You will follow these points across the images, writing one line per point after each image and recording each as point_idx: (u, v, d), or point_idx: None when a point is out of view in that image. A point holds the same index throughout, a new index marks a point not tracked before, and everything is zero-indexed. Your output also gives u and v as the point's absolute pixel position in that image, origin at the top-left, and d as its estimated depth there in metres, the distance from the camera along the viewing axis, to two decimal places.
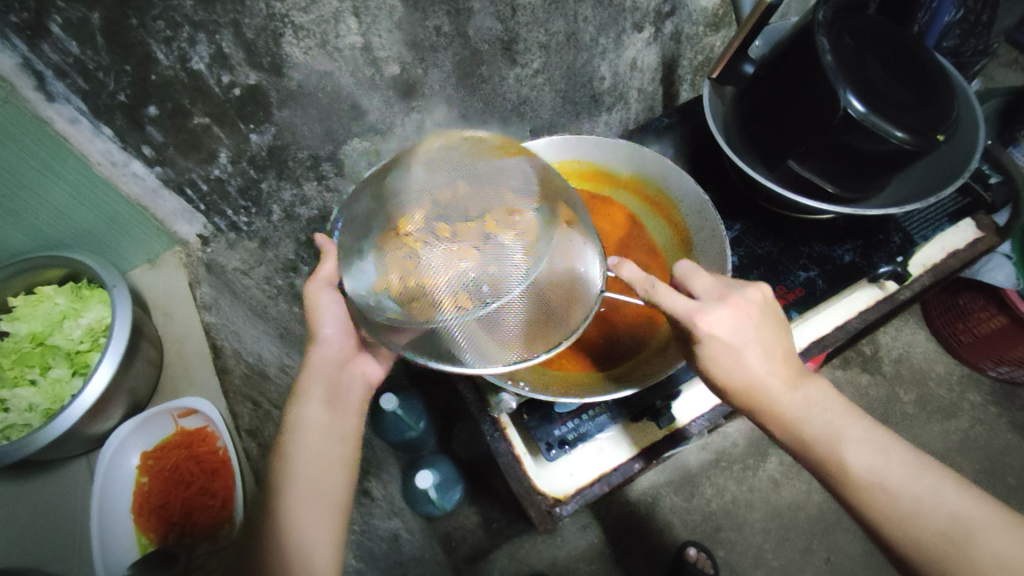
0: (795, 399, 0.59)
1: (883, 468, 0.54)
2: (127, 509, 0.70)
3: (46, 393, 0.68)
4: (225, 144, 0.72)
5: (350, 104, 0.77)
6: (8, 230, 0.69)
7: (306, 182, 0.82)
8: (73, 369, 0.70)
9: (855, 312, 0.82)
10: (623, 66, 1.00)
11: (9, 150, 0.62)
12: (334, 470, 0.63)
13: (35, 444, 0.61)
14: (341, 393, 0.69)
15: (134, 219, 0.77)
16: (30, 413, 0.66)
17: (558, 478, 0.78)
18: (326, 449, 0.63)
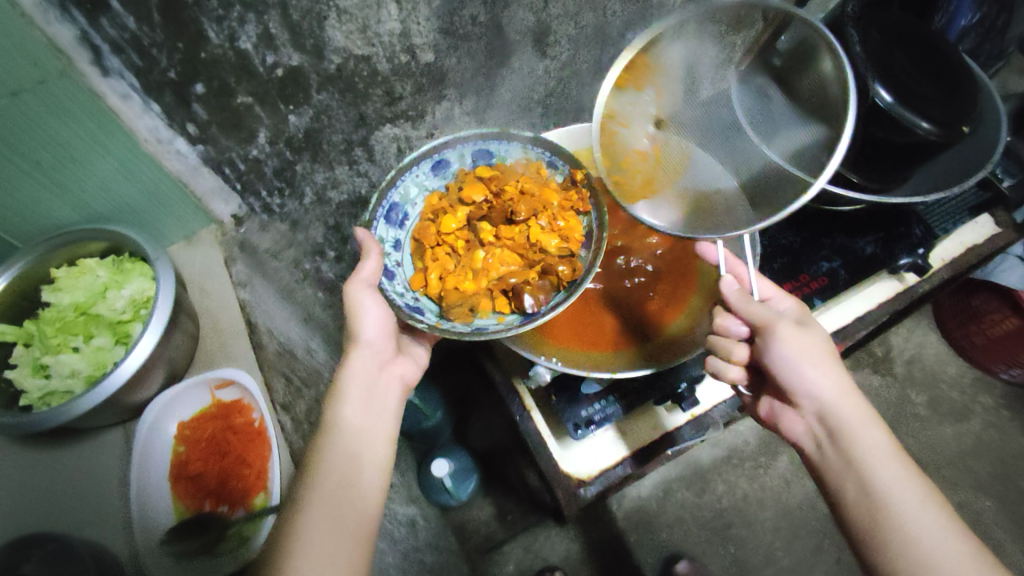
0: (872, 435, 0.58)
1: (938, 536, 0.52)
2: (165, 475, 0.72)
3: (89, 359, 0.71)
4: (265, 124, 0.73)
5: (386, 90, 0.79)
6: (55, 202, 0.72)
7: (339, 166, 0.84)
8: (116, 338, 0.73)
9: (876, 303, 0.83)
10: None
11: (63, 123, 0.64)
12: (373, 468, 0.64)
13: (77, 410, 0.63)
14: (377, 392, 0.70)
15: (175, 195, 0.80)
16: (73, 379, 0.69)
17: (585, 460, 0.79)
18: (358, 453, 0.64)
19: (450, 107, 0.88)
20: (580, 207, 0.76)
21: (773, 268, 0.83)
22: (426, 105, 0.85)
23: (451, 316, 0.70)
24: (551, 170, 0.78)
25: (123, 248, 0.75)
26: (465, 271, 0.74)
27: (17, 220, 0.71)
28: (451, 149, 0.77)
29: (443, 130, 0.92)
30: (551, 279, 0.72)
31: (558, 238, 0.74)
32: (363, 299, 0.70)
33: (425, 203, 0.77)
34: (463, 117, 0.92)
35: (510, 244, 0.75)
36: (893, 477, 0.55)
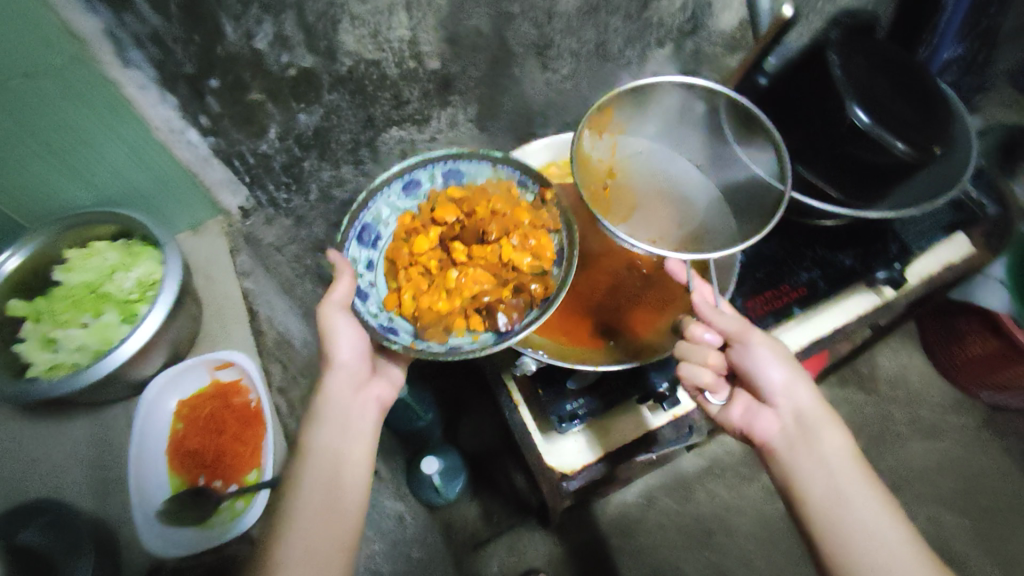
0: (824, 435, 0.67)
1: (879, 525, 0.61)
2: (161, 450, 0.75)
3: (96, 336, 0.74)
4: (275, 120, 0.77)
5: (393, 93, 0.83)
6: (68, 183, 0.75)
7: (344, 164, 0.88)
8: (123, 316, 0.76)
9: (854, 315, 0.86)
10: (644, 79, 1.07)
11: (84, 108, 0.68)
12: (353, 491, 0.66)
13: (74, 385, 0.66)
14: (355, 414, 0.71)
15: (183, 183, 0.83)
16: (79, 353, 0.72)
17: (569, 452, 0.82)
18: (336, 476, 0.65)
19: (454, 114, 0.92)
20: (551, 229, 0.79)
21: (755, 277, 0.86)
22: (431, 110, 0.89)
23: (429, 337, 0.73)
24: (522, 190, 0.81)
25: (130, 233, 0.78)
26: (439, 290, 0.75)
27: (34, 198, 0.74)
28: (421, 170, 0.80)
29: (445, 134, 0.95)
30: (524, 296, 0.76)
31: (530, 257, 0.77)
32: (335, 320, 0.70)
33: (396, 224, 0.79)
34: (465, 123, 0.95)
35: (483, 262, 0.77)
36: (856, 480, 0.63)
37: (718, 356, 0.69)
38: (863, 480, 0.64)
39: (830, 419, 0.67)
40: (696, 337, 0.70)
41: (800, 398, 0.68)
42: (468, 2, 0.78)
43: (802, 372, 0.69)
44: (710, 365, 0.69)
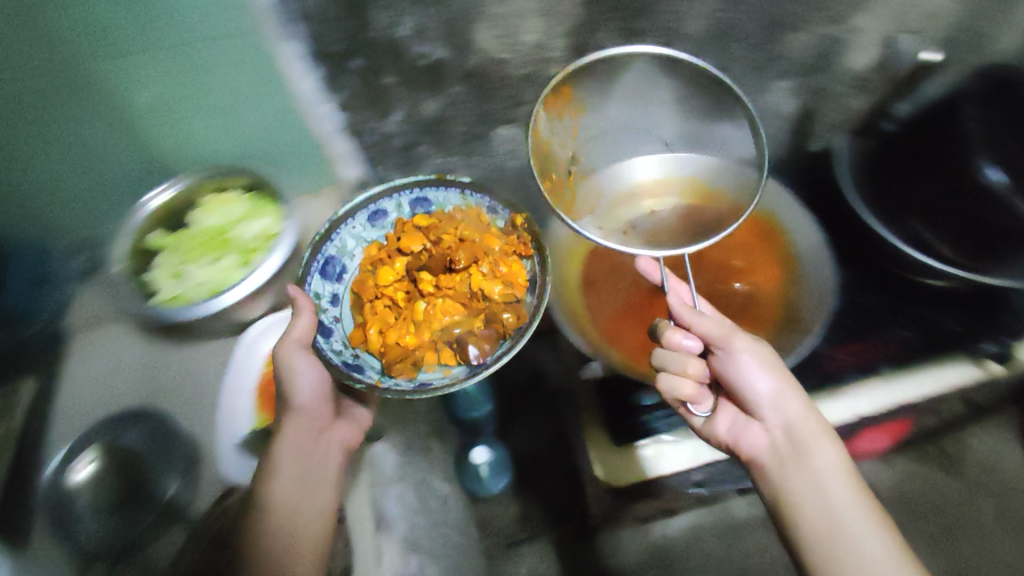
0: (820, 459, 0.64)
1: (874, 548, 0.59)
2: (250, 391, 0.80)
3: (215, 276, 0.81)
4: (401, 104, 0.83)
5: (513, 93, 0.86)
6: (219, 136, 0.83)
7: (454, 155, 0.92)
8: (240, 262, 0.82)
9: (944, 385, 0.79)
10: (764, 111, 1.00)
11: (242, 69, 0.75)
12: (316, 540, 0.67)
13: (191, 313, 0.78)
14: (316, 462, 0.72)
15: (312, 153, 0.89)
16: (198, 290, 0.80)
17: (626, 466, 0.80)
18: (296, 521, 0.67)
19: None
20: (523, 254, 0.81)
21: (845, 326, 0.84)
22: None
23: (395, 372, 0.75)
24: (489, 217, 0.85)
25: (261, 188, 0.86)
26: (408, 322, 0.79)
27: (184, 151, 0.83)
28: (386, 203, 0.84)
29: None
30: (495, 326, 0.78)
31: (501, 284, 0.81)
32: (298, 362, 0.71)
33: (362, 255, 0.83)
34: None
35: (452, 292, 0.81)
36: (848, 500, 0.61)
37: (697, 365, 0.66)
38: (855, 499, 0.61)
39: (820, 433, 0.66)
40: (675, 343, 0.68)
41: (789, 410, 0.67)
42: (600, 12, 0.81)
43: (791, 383, 0.67)
44: (689, 375, 0.66)
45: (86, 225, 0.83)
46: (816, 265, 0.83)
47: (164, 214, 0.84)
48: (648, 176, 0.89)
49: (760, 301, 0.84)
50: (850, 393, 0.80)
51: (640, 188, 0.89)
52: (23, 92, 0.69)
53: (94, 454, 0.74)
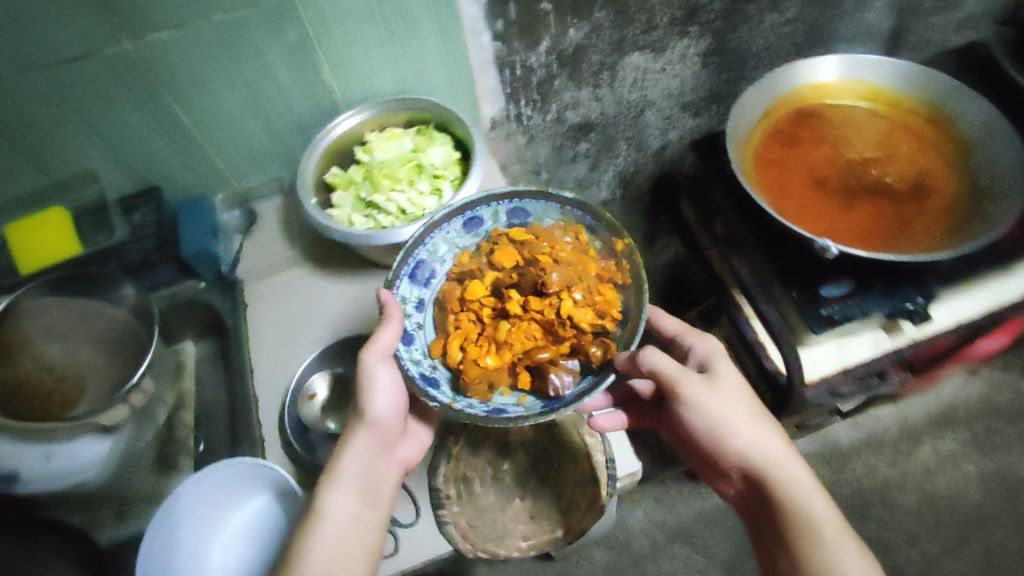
0: (714, 397, 0.59)
1: (847, 556, 0.52)
2: None
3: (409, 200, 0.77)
4: (550, 34, 0.86)
5: (649, 16, 0.89)
6: (381, 71, 0.80)
7: (585, 88, 0.96)
8: (433, 189, 0.77)
9: (1000, 300, 0.84)
10: (853, 33, 1.05)
11: (420, 14, 0.75)
12: (345, 573, 0.53)
13: (372, 242, 0.72)
14: (375, 477, 0.58)
15: (464, 89, 0.88)
16: (392, 213, 0.76)
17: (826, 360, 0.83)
18: (354, 541, 0.54)
19: (687, 46, 0.97)
20: (616, 278, 0.66)
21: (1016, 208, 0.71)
22: (670, 39, 0.94)
23: (465, 391, 0.62)
24: (591, 235, 0.68)
25: (449, 131, 0.82)
26: (484, 343, 0.64)
27: (360, 95, 0.82)
28: (483, 207, 0.70)
29: (667, 70, 0.99)
30: (581, 355, 0.64)
31: (594, 313, 0.64)
32: (375, 399, 0.59)
33: (451, 266, 0.70)
34: (695, 58, 0.99)
35: (538, 317, 0.65)
36: (824, 507, 0.54)
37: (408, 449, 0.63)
38: (842, 534, 0.54)
39: (755, 420, 0.59)
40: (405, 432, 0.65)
41: (708, 407, 0.59)
42: None
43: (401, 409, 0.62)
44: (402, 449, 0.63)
45: (246, 177, 0.86)
46: (958, 99, 0.80)
47: (355, 137, 0.81)
48: (831, 78, 0.85)
49: (930, 158, 0.80)
50: (952, 299, 0.85)
51: (820, 89, 0.85)
52: (210, 44, 0.69)
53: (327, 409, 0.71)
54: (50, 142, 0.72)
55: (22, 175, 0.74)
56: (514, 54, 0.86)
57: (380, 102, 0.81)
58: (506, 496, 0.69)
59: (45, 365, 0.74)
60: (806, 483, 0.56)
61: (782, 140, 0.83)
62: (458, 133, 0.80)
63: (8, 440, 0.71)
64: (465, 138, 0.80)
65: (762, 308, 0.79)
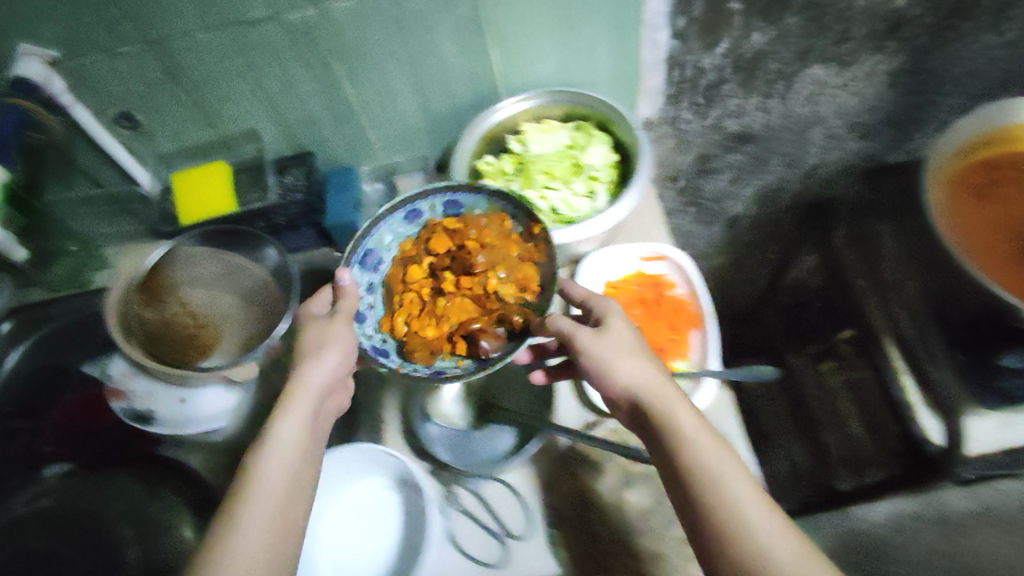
0: (604, 341, 0.54)
1: (744, 506, 0.44)
2: None
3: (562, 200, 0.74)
4: (732, 35, 0.80)
5: (844, 27, 0.81)
6: (549, 61, 0.77)
7: (753, 95, 0.89)
8: (589, 190, 0.74)
9: None
10: None
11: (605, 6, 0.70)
12: (290, 498, 0.50)
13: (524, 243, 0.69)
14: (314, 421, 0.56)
15: (628, 86, 0.83)
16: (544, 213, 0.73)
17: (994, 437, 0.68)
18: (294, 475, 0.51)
19: (877, 64, 0.88)
20: (536, 256, 0.67)
21: None
22: (862, 53, 0.86)
23: (411, 357, 0.64)
24: (513, 221, 0.69)
25: (609, 130, 0.78)
26: (426, 317, 0.66)
27: (520, 82, 0.79)
28: (421, 198, 0.70)
29: (848, 86, 0.91)
30: (505, 325, 0.65)
31: (515, 289, 0.66)
32: (334, 341, 0.59)
33: (395, 256, 0.70)
34: (882, 77, 0.90)
35: (472, 296, 0.66)
36: (732, 466, 0.46)
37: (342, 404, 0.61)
38: (746, 488, 0.45)
39: (657, 381, 0.52)
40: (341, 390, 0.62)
41: (618, 370, 0.52)
42: None
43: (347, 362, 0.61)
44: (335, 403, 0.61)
45: (395, 152, 0.85)
46: None
47: (512, 125, 0.79)
48: None
49: None
50: None
51: None
52: (391, 18, 0.67)
53: (462, 411, 0.67)
54: (223, 98, 0.73)
55: (194, 126, 0.76)
56: (688, 54, 0.81)
57: (543, 92, 0.78)
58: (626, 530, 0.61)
59: (189, 309, 0.75)
60: (711, 439, 0.47)
61: (975, 187, 0.73)
62: (620, 135, 0.77)
63: (150, 380, 0.74)
64: (627, 140, 0.76)
65: (924, 369, 0.71)
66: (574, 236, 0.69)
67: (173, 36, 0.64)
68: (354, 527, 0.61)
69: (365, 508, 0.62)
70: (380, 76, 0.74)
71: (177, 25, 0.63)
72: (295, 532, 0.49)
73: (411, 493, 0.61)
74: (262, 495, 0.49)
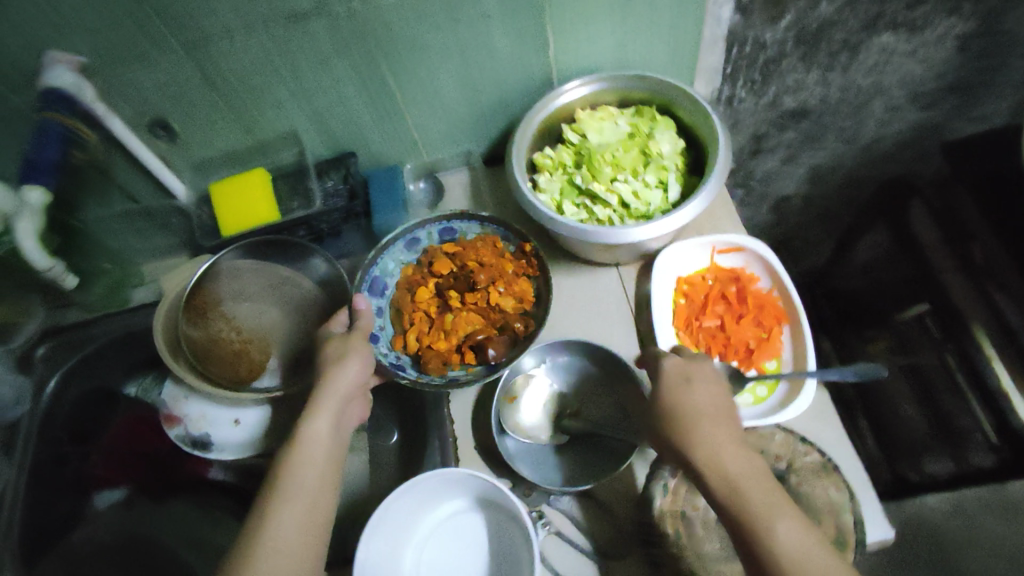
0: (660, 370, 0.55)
1: (794, 539, 0.44)
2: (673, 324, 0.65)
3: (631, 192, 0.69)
4: (799, 6, 0.74)
5: None
6: (605, 42, 0.71)
7: (816, 69, 0.83)
8: (658, 179, 0.69)
9: None
10: None
11: None
12: (319, 501, 0.51)
13: (597, 240, 0.65)
14: (343, 420, 0.56)
15: (686, 65, 0.78)
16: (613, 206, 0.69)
17: None
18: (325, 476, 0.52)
19: (949, 29, 0.81)
20: (531, 270, 0.69)
21: None
22: (934, 18, 0.79)
23: (427, 369, 0.64)
24: (506, 242, 0.71)
25: (672, 114, 0.73)
26: (436, 330, 0.66)
27: (574, 66, 0.74)
28: (420, 227, 0.71)
29: (916, 54, 0.84)
30: (509, 332, 0.66)
31: (514, 300, 0.67)
32: (356, 350, 0.59)
33: (400, 279, 0.70)
34: (953, 43, 0.83)
35: (478, 308, 0.67)
36: (788, 509, 0.46)
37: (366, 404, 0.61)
38: (788, 518, 0.45)
39: (716, 413, 0.51)
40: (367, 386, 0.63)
41: (676, 400, 0.52)
42: None
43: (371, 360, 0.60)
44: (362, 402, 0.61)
45: (438, 149, 0.81)
46: None
47: (568, 113, 0.74)
48: None
49: None
50: None
51: None
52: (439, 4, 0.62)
53: (545, 422, 0.64)
54: (261, 100, 0.68)
55: (229, 132, 0.71)
56: (752, 28, 0.75)
57: (599, 76, 0.72)
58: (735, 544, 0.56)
59: (235, 326, 0.70)
60: (763, 480, 0.48)
61: None
62: (686, 119, 0.72)
63: (200, 401, 0.70)
64: (695, 124, 0.71)
65: None
66: (652, 231, 0.64)
67: (210, 36, 0.59)
68: (441, 544, 0.60)
69: (450, 524, 0.61)
70: (427, 68, 0.68)
71: (216, 24, 0.58)
72: (320, 536, 0.50)
73: (500, 510, 0.60)
74: (298, 492, 0.50)
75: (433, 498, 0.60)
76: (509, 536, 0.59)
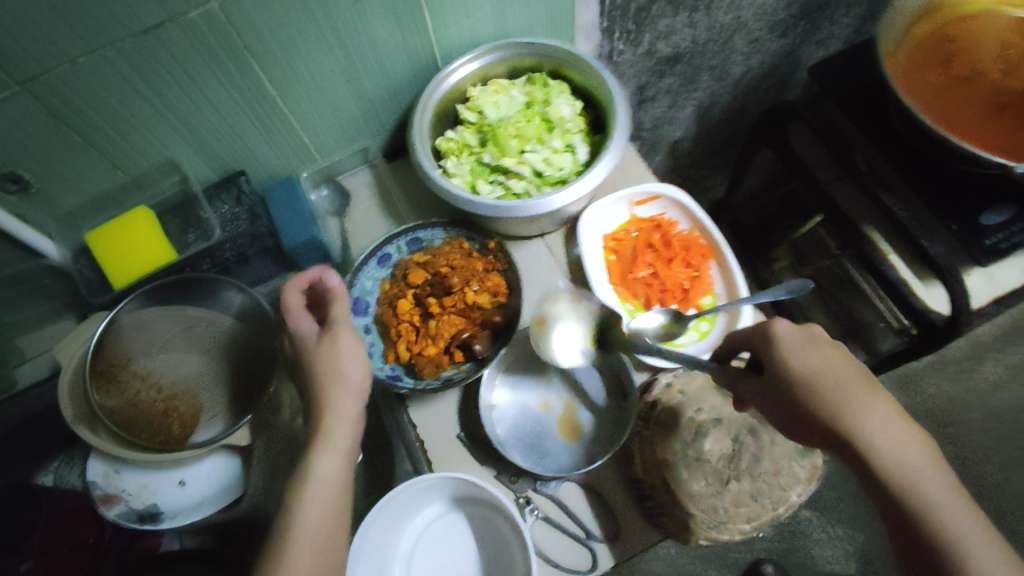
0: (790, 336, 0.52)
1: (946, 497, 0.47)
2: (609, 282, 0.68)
3: (544, 161, 0.69)
4: None
5: None
6: (483, 12, 0.69)
7: (682, 12, 0.85)
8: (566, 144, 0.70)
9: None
10: None
11: None
12: (335, 527, 0.50)
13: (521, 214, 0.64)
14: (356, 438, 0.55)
15: (565, 24, 0.77)
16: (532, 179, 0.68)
17: None
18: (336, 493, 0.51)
19: None
20: (499, 264, 0.67)
21: None
22: None
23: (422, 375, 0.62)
24: (471, 241, 0.69)
25: (564, 76, 0.73)
26: (422, 338, 0.64)
27: (456, 42, 0.72)
28: (387, 242, 0.68)
29: None
30: (489, 326, 0.64)
31: (488, 297, 0.66)
32: (342, 347, 0.56)
33: (380, 296, 0.67)
34: None
35: (459, 307, 0.65)
36: (932, 474, 0.48)
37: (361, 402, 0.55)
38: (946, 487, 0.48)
39: (855, 381, 0.51)
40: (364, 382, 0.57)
41: (804, 366, 0.51)
42: None
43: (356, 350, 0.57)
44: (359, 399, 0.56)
45: (332, 150, 0.76)
46: None
47: (460, 94, 0.72)
48: None
49: None
50: None
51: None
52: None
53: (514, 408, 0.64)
54: (126, 130, 0.61)
55: (95, 173, 0.63)
56: None
57: (484, 48, 0.70)
58: (718, 479, 0.63)
59: (153, 384, 0.65)
60: (912, 445, 0.49)
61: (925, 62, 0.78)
62: (577, 79, 0.72)
63: (136, 471, 0.64)
64: (588, 83, 0.71)
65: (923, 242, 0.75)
66: (573, 194, 0.63)
67: (51, 67, 0.51)
68: (430, 550, 0.59)
69: (436, 527, 0.60)
70: (307, 66, 0.64)
71: (55, 48, 0.51)
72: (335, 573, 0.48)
73: (480, 503, 0.59)
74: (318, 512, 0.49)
75: (412, 507, 0.59)
76: (495, 525, 0.58)
